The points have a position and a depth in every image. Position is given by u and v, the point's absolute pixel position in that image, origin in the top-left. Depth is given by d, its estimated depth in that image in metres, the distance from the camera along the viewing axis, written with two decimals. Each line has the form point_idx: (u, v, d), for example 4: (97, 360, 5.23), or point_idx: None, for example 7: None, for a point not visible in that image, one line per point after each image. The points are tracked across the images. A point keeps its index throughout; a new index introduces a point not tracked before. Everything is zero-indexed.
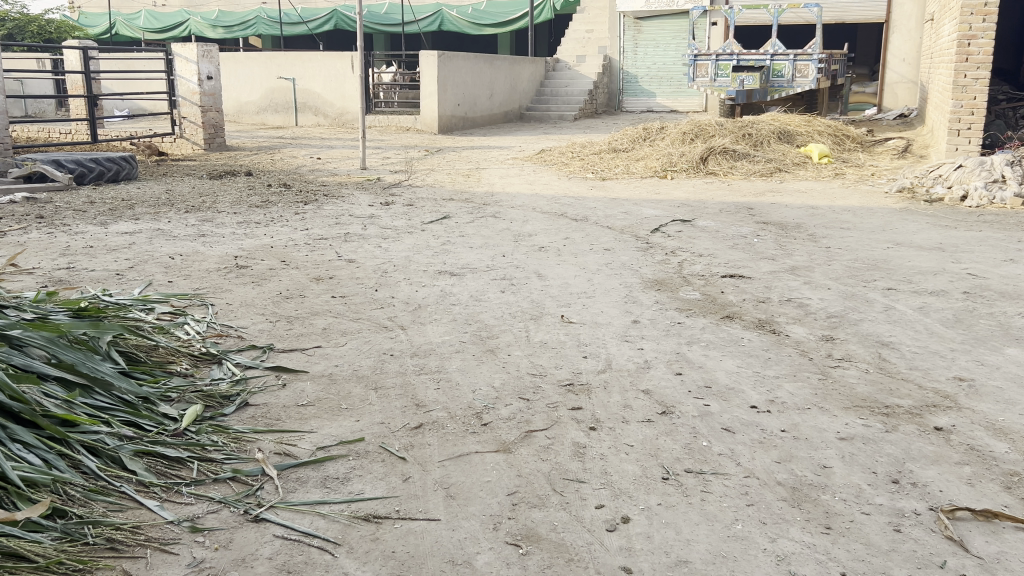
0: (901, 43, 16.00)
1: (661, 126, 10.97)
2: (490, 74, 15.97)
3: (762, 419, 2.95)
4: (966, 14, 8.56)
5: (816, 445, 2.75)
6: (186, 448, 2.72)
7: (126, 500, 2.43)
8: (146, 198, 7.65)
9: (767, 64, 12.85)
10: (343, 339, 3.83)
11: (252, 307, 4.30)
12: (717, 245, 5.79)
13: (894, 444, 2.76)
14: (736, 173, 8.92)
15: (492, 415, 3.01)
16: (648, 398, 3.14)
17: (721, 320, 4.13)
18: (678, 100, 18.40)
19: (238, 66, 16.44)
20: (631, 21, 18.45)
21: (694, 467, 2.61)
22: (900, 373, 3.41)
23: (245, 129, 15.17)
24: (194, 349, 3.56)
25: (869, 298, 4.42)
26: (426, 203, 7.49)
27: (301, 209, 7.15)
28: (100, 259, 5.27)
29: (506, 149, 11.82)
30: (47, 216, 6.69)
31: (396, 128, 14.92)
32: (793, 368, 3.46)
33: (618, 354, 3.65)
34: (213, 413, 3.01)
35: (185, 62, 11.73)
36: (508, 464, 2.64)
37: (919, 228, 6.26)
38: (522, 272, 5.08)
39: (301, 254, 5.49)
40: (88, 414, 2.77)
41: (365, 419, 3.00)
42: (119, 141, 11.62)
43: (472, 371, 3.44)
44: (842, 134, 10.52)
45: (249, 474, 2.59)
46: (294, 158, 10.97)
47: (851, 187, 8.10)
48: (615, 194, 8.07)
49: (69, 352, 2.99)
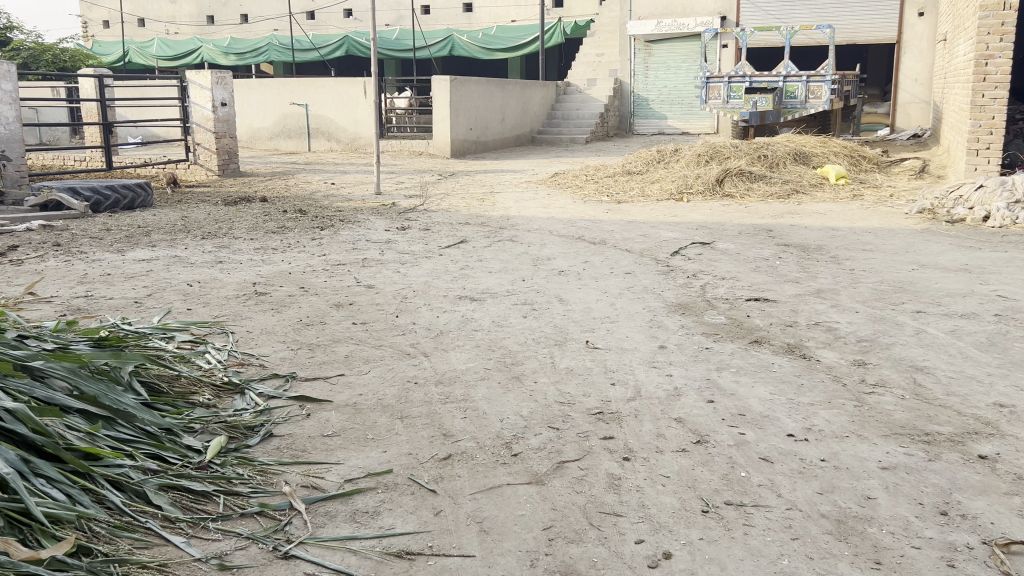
0: (913, 64, 16.00)
1: (675, 148, 10.94)
2: (501, 98, 16.02)
3: (800, 448, 2.87)
4: (983, 33, 8.50)
5: (858, 475, 2.67)
6: (212, 482, 2.67)
7: (152, 537, 2.37)
8: (162, 225, 7.64)
9: (780, 85, 12.82)
10: (366, 367, 3.77)
11: (273, 334, 4.25)
12: (739, 268, 5.72)
13: (939, 473, 2.68)
14: (753, 195, 8.85)
15: (522, 445, 2.94)
16: (681, 427, 3.07)
17: (749, 344, 4.06)
18: (690, 122, 18.41)
19: (250, 92, 16.52)
20: (642, 44, 18.53)
21: (735, 499, 2.54)
22: (937, 399, 3.33)
23: (258, 155, 15.23)
24: (216, 379, 3.51)
25: (900, 321, 4.34)
26: (443, 228, 7.45)
27: (318, 234, 7.13)
28: (118, 287, 5.24)
29: (520, 173, 11.80)
30: (64, 244, 6.70)
31: (409, 153, 14.95)
32: (828, 394, 3.39)
33: (647, 380, 3.58)
34: (237, 444, 2.95)
35: (199, 89, 11.81)
36: (541, 497, 2.57)
37: (943, 249, 6.18)
38: (543, 296, 5.02)
39: (320, 280, 5.45)
40: (112, 447, 2.72)
41: (392, 450, 2.93)
42: (133, 168, 11.67)
43: (499, 399, 3.38)
44: (858, 155, 10.47)
45: (277, 508, 2.53)
46: (308, 184, 10.95)
47: (870, 208, 8.01)
48: (632, 217, 8.02)
49: (91, 383, 2.95)
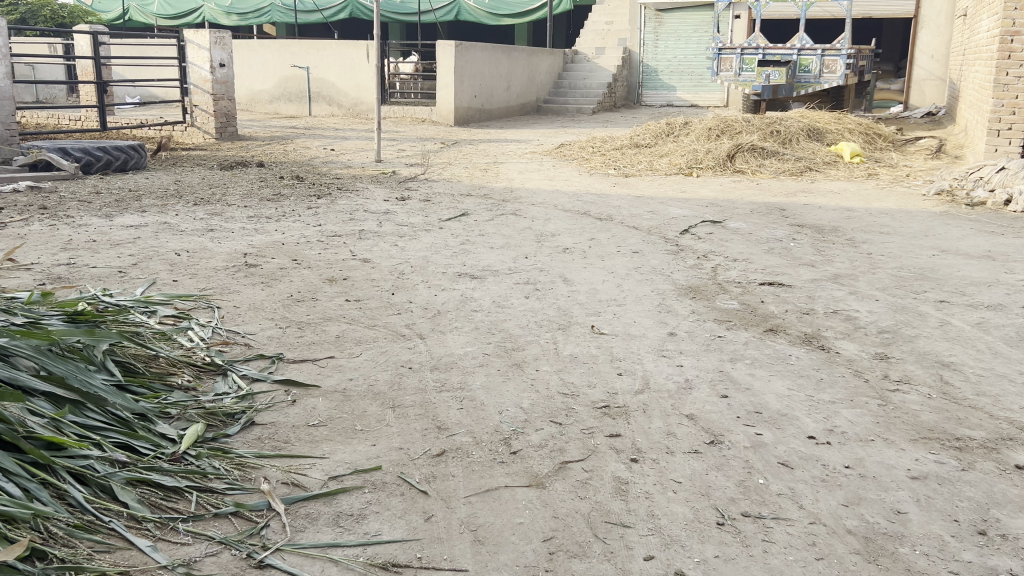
0: (929, 40, 15.65)
1: (685, 121, 10.63)
2: (507, 65, 15.66)
3: (821, 452, 2.66)
4: (1010, 9, 8.21)
5: (886, 486, 2.46)
6: (185, 476, 2.46)
7: (114, 540, 2.16)
8: (154, 190, 7.39)
9: (794, 59, 12.47)
10: (358, 349, 3.55)
11: (262, 311, 4.03)
12: (751, 249, 5.49)
13: (974, 485, 2.46)
14: (764, 171, 8.60)
15: (522, 441, 2.73)
16: (693, 425, 2.85)
17: (764, 333, 3.84)
18: (699, 94, 18.08)
19: (251, 53, 16.14)
20: (653, 13, 18.15)
21: (753, 510, 2.33)
22: (967, 399, 3.11)
23: (257, 118, 14.93)
24: (196, 359, 3.30)
25: (922, 311, 4.12)
26: (444, 199, 7.20)
27: (314, 203, 6.89)
28: (103, 254, 5.01)
29: (524, 143, 11.50)
30: (51, 207, 6.46)
31: (411, 119, 14.64)
32: (850, 391, 3.17)
33: (656, 371, 3.36)
34: (215, 434, 2.74)
35: (197, 49, 11.50)
36: (541, 503, 2.36)
37: (964, 233, 5.93)
38: (547, 275, 4.79)
39: (314, 252, 5.22)
40: (77, 435, 2.51)
41: (382, 443, 2.72)
42: (128, 128, 11.42)
43: (497, 388, 3.16)
44: (873, 132, 10.17)
45: (253, 509, 2.32)
46: (307, 149, 10.67)
47: (886, 188, 7.76)
48: (640, 192, 7.77)
49: (60, 364, 2.74)
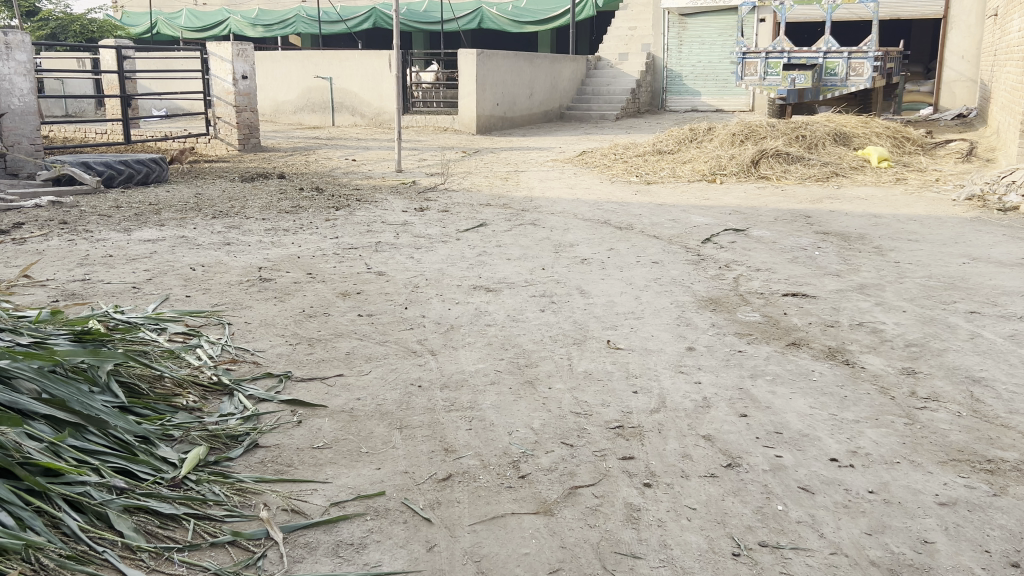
0: (960, 41, 15.39)
1: (709, 126, 10.50)
2: (530, 73, 15.60)
3: (844, 476, 2.54)
4: None
5: (912, 513, 2.34)
6: (183, 503, 2.40)
7: (108, 572, 2.10)
8: (174, 203, 7.40)
9: (819, 62, 12.25)
10: (368, 367, 3.48)
11: (273, 327, 3.98)
12: (775, 258, 5.36)
13: (1006, 512, 2.33)
14: (790, 177, 8.45)
15: (531, 464, 2.64)
16: (710, 447, 2.75)
17: (786, 347, 3.72)
18: (724, 98, 17.89)
19: (274, 65, 16.21)
20: (676, 18, 17.98)
21: (770, 539, 2.22)
22: (999, 418, 2.97)
23: (281, 129, 15.00)
24: (202, 378, 3.24)
25: (952, 323, 3.97)
26: (462, 209, 7.14)
27: (332, 215, 6.86)
28: (118, 269, 5.00)
29: (546, 151, 11.42)
30: (71, 222, 6.48)
31: (434, 128, 14.62)
32: (875, 410, 3.05)
33: (673, 388, 3.25)
34: (217, 457, 2.68)
35: (220, 61, 11.55)
36: (549, 532, 2.27)
37: (996, 240, 5.75)
38: (564, 287, 4.69)
39: (329, 266, 5.17)
40: (76, 460, 2.45)
41: (387, 467, 2.65)
42: (152, 142, 11.50)
43: (508, 407, 3.07)
44: (902, 136, 9.96)
45: (251, 538, 2.25)
46: (328, 160, 10.67)
47: (914, 194, 7.57)
48: (662, 200, 7.66)
49: (62, 386, 2.69)
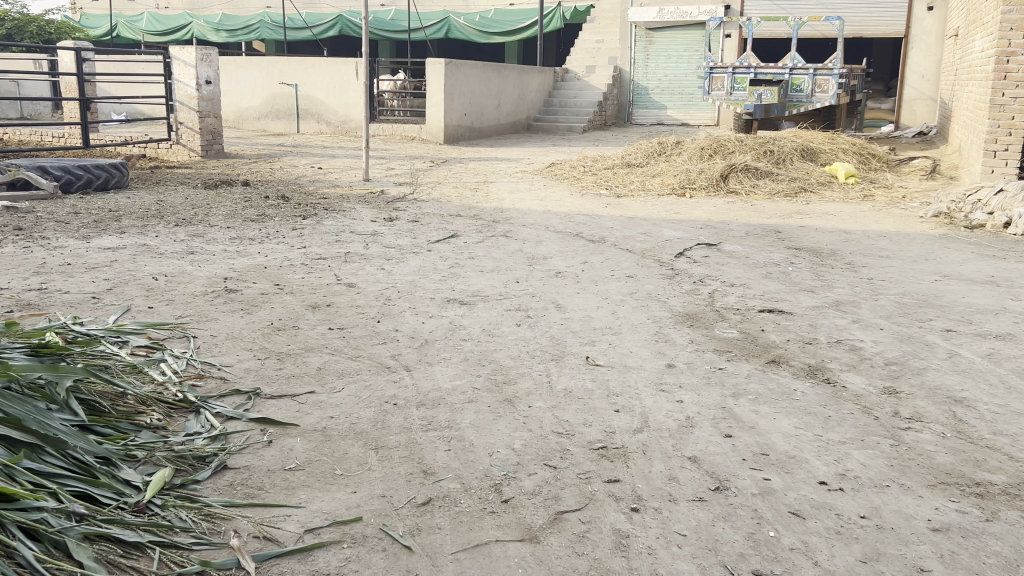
0: (920, 59, 15.73)
1: (677, 140, 10.50)
2: (498, 83, 15.53)
3: (834, 500, 2.49)
4: (1005, 29, 8.10)
5: (906, 539, 2.28)
6: (148, 530, 2.26)
7: None
8: (135, 209, 7.20)
9: (786, 78, 12.38)
10: (340, 383, 3.36)
11: (239, 340, 3.84)
12: (749, 273, 5.34)
13: (1000, 538, 2.29)
14: (758, 192, 8.47)
15: (513, 488, 2.55)
16: (697, 469, 2.67)
17: (766, 365, 3.67)
18: (690, 113, 18.02)
19: (238, 70, 15.95)
20: (643, 31, 18.07)
21: (764, 568, 2.15)
22: (983, 439, 2.94)
23: (245, 135, 14.77)
24: (167, 396, 3.10)
25: (930, 341, 3.97)
26: (432, 219, 7.03)
27: (299, 224, 6.71)
28: (77, 279, 4.82)
29: (514, 162, 11.36)
30: (26, 228, 6.25)
31: (401, 137, 14.49)
32: (860, 431, 3.00)
33: (655, 408, 3.18)
34: (184, 480, 2.55)
35: (183, 65, 11.31)
36: (535, 561, 2.18)
37: (965, 257, 5.80)
38: (539, 301, 4.61)
39: (296, 276, 5.04)
40: (31, 484, 2.29)
41: (363, 490, 2.53)
42: (112, 146, 11.23)
43: (488, 427, 2.97)
44: (867, 152, 10.05)
45: (221, 568, 2.13)
46: (294, 168, 10.50)
47: (882, 210, 7.64)
48: (633, 213, 7.63)
49: (17, 404, 2.52)
